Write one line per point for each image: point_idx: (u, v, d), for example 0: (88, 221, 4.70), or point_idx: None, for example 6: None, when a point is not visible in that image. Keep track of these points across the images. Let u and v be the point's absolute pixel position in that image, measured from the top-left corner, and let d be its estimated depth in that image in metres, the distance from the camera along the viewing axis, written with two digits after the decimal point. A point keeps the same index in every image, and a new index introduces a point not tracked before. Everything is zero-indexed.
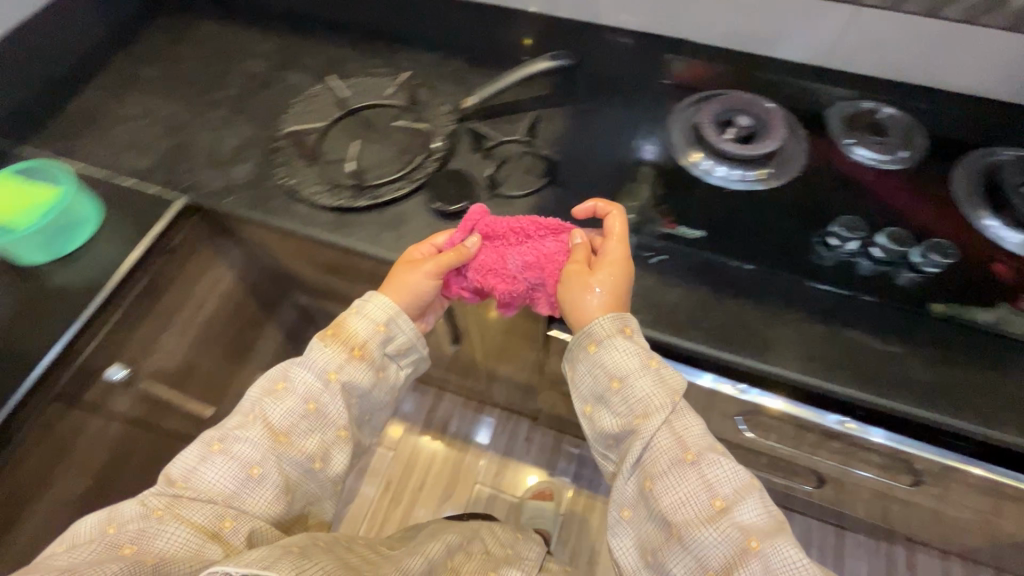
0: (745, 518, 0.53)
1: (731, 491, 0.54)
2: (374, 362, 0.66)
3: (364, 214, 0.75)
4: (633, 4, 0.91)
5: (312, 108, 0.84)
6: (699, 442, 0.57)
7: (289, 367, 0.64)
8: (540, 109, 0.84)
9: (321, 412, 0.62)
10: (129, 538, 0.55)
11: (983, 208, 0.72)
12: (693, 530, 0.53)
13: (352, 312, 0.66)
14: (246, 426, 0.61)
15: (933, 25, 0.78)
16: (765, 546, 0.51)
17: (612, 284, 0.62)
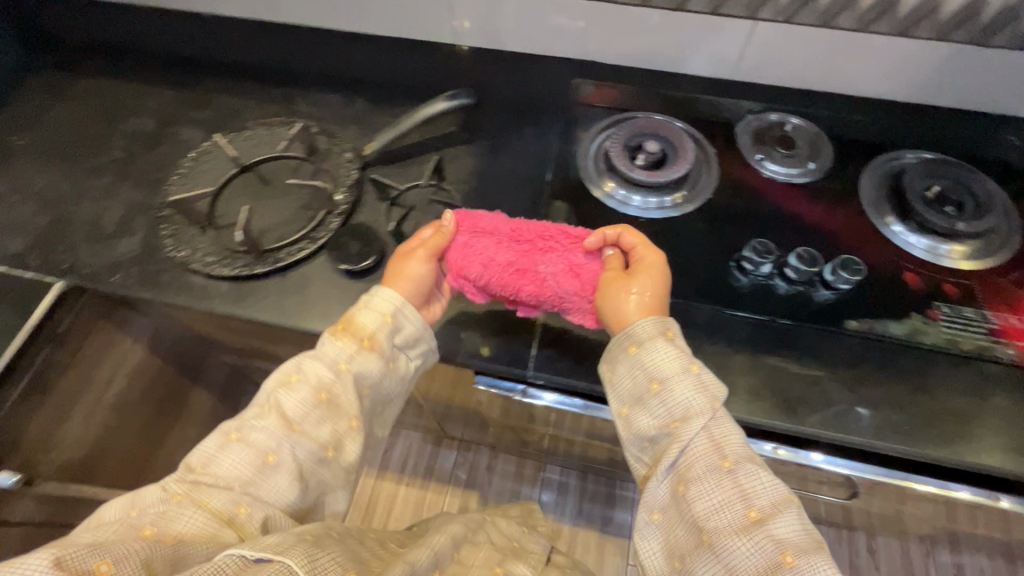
0: (782, 530, 0.50)
1: (768, 503, 0.51)
2: (385, 354, 0.63)
3: (264, 282, 0.70)
4: (535, 30, 0.89)
5: (202, 168, 0.78)
6: (741, 452, 0.54)
7: (307, 357, 0.62)
8: (447, 149, 0.81)
9: (333, 401, 0.59)
10: (149, 520, 0.51)
11: (891, 214, 0.73)
12: (726, 538, 0.50)
13: (360, 305, 0.65)
14: (265, 415, 0.58)
15: (832, 35, 0.78)
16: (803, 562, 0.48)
17: (650, 285, 0.62)
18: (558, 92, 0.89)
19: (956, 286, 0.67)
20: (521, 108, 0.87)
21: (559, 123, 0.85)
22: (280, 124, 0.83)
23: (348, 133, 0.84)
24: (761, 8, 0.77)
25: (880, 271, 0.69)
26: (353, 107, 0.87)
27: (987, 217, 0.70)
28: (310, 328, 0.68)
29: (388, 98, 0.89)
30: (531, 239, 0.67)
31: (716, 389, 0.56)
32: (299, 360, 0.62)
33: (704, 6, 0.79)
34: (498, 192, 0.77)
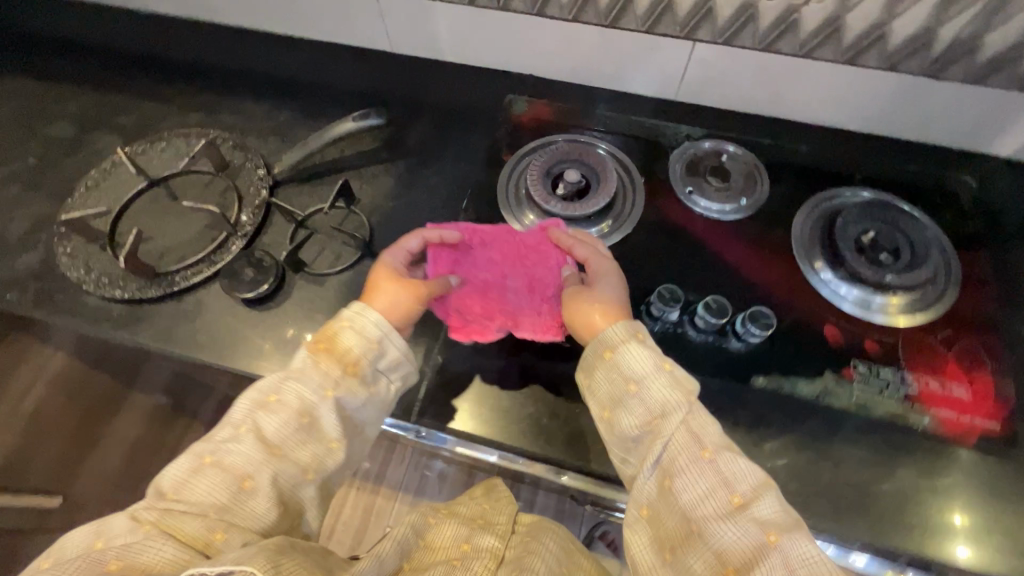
0: (764, 513, 0.46)
1: (748, 487, 0.47)
2: (370, 379, 0.58)
3: (159, 306, 0.68)
4: (469, 40, 0.84)
5: (110, 180, 0.76)
6: (720, 440, 0.49)
7: (289, 375, 0.56)
8: (364, 169, 0.78)
9: (315, 425, 0.54)
10: (114, 553, 0.46)
11: (822, 262, 0.68)
12: (713, 526, 0.46)
13: (342, 324, 0.58)
14: (240, 437, 0.53)
15: (774, 60, 0.72)
16: (792, 549, 0.43)
17: (599, 301, 0.58)
18: (491, 109, 0.85)
19: (877, 344, 0.63)
20: (450, 124, 0.83)
21: (486, 144, 0.81)
22: (197, 135, 0.80)
23: (266, 147, 0.81)
24: (699, 27, 0.72)
25: (799, 322, 0.64)
26: (276, 117, 0.84)
27: (922, 267, 0.65)
28: (199, 358, 0.66)
29: (315, 109, 0.85)
30: (505, 251, 0.64)
31: (687, 381, 0.52)
32: (278, 378, 0.56)
33: (639, 23, 0.74)
34: (410, 219, 0.75)
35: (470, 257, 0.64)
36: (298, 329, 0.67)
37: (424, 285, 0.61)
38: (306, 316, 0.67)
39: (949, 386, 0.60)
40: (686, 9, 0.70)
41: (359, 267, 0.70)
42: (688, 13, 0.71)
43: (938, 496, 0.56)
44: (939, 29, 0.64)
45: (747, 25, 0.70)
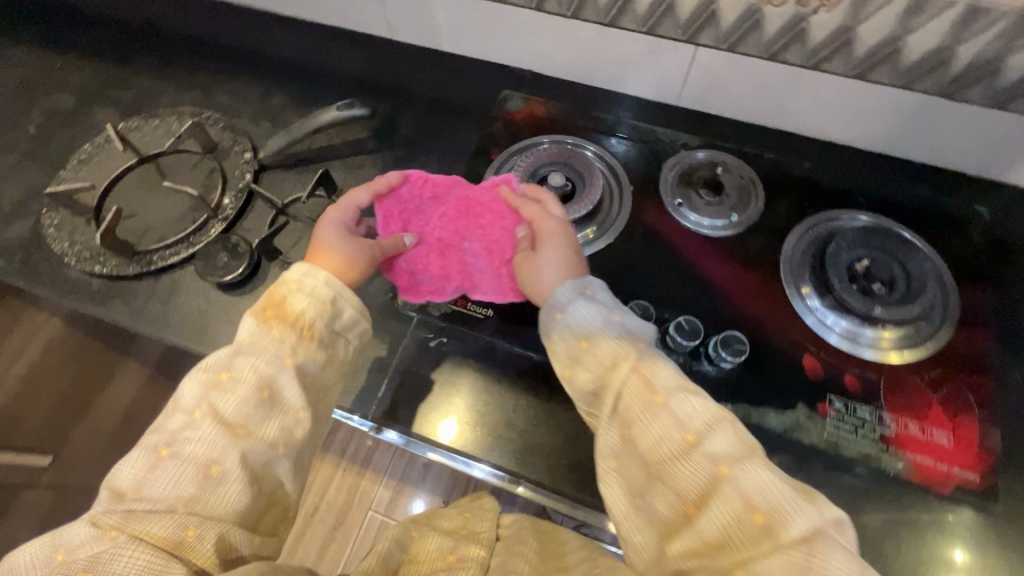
0: (717, 446, 0.43)
1: (701, 421, 0.44)
2: (329, 343, 0.56)
3: (136, 283, 0.69)
4: (467, 32, 0.82)
5: (102, 155, 0.77)
6: (674, 379, 0.47)
7: (240, 350, 0.53)
8: (349, 159, 0.77)
9: (277, 397, 0.52)
10: (81, 565, 0.42)
11: (810, 288, 0.64)
12: (670, 466, 0.44)
13: (289, 288, 0.56)
14: (196, 424, 0.50)
15: (778, 69, 0.69)
16: (747, 479, 0.41)
17: (553, 256, 0.58)
18: (485, 105, 0.83)
19: (858, 380, 0.60)
20: (442, 117, 0.82)
21: (476, 140, 0.79)
22: (190, 115, 0.80)
23: (257, 132, 0.81)
24: (700, 32, 0.68)
25: (776, 350, 0.62)
26: (270, 102, 0.83)
27: (917, 301, 0.61)
28: (169, 338, 0.67)
29: (309, 95, 0.84)
30: (458, 209, 0.65)
31: (635, 329, 0.51)
32: (228, 353, 0.53)
33: (639, 24, 0.70)
34: None
35: (423, 215, 0.65)
36: None
37: (376, 242, 0.61)
38: None
39: (929, 431, 0.56)
40: (688, 12, 0.66)
41: None
42: (690, 17, 0.66)
43: (902, 548, 0.53)
44: (958, 48, 0.59)
45: (752, 32, 0.65)
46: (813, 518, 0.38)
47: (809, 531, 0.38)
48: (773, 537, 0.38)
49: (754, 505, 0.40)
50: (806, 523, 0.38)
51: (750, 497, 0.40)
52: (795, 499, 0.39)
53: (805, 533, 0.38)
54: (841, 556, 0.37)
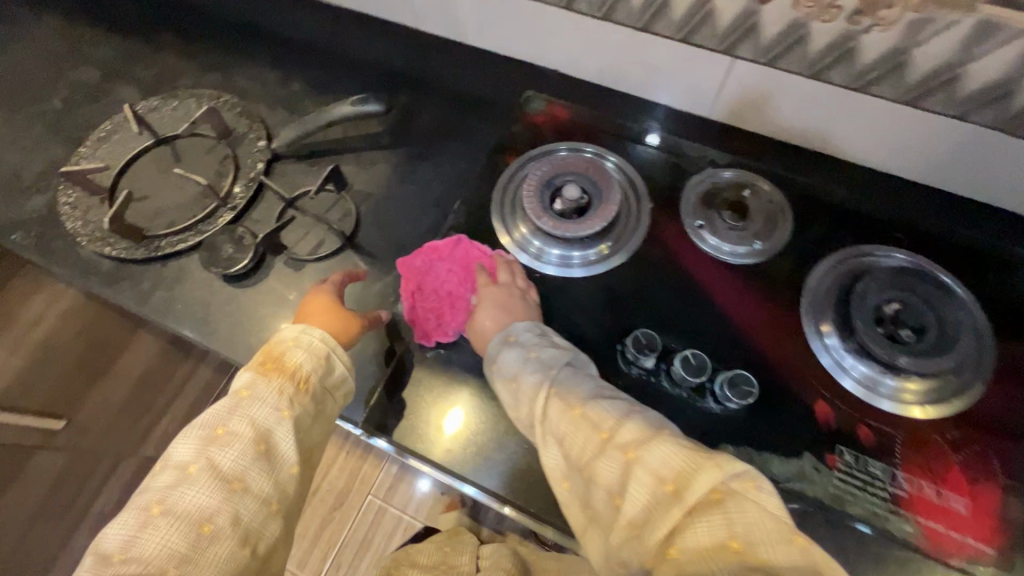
0: (626, 437, 0.46)
1: (612, 418, 0.48)
2: (322, 396, 0.58)
3: (144, 268, 0.69)
4: (493, 26, 0.78)
5: (120, 134, 0.77)
6: (585, 393, 0.51)
7: (239, 403, 0.54)
8: (362, 153, 0.75)
9: (271, 453, 0.53)
10: None
11: (830, 329, 0.60)
12: (595, 464, 0.46)
13: (287, 344, 0.58)
14: (190, 479, 0.50)
15: (820, 88, 0.64)
16: (653, 456, 0.43)
17: (505, 300, 0.62)
18: (506, 104, 0.79)
19: (872, 432, 0.56)
20: (461, 114, 0.79)
21: (493, 141, 0.76)
22: (208, 98, 0.80)
23: (273, 118, 0.79)
24: (739, 44, 0.63)
25: (787, 392, 0.58)
26: (288, 88, 0.82)
27: (949, 355, 0.57)
28: (170, 325, 0.67)
29: (328, 83, 0.83)
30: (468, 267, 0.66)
31: (553, 357, 0.55)
32: (225, 405, 0.54)
33: (674, 31, 0.66)
34: (399, 214, 0.72)
35: (432, 272, 0.65)
36: (266, 312, 0.66)
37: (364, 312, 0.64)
38: (276, 300, 0.67)
39: (945, 495, 0.53)
40: (727, 22, 0.61)
41: (338, 257, 0.68)
42: (729, 27, 0.62)
43: None
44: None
45: (795, 48, 0.61)
46: (713, 477, 0.40)
47: (712, 487, 0.40)
48: (683, 501, 0.41)
49: (662, 475, 0.42)
50: (710, 482, 0.40)
51: (660, 472, 0.42)
52: (696, 459, 0.42)
53: (712, 489, 0.40)
54: (747, 504, 0.39)
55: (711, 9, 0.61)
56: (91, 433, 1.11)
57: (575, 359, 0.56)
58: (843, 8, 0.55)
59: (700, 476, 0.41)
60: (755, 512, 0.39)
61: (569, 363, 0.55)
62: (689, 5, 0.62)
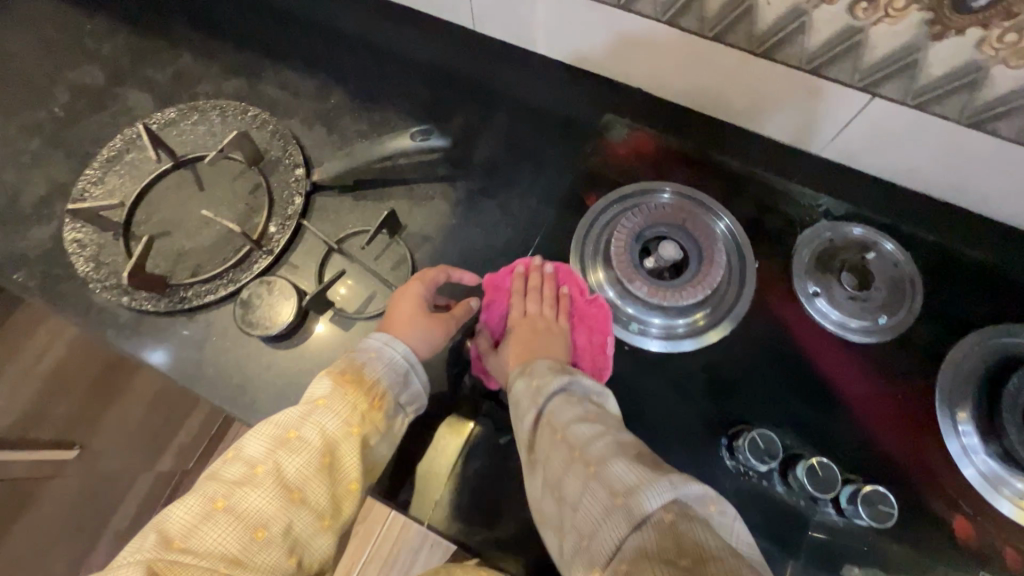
0: (596, 454, 0.42)
1: (589, 435, 0.44)
2: (393, 417, 0.51)
3: (168, 320, 0.60)
4: (568, 35, 0.67)
5: (133, 155, 0.66)
6: (573, 412, 0.47)
7: (314, 410, 0.48)
8: (416, 186, 0.65)
9: (337, 466, 0.47)
10: None
11: (970, 423, 0.53)
12: (566, 482, 0.43)
13: (368, 354, 0.52)
14: (257, 480, 0.45)
15: (977, 141, 0.53)
16: (616, 475, 0.40)
17: (527, 338, 0.56)
18: (579, 129, 0.68)
19: (1021, 556, 0.49)
20: (527, 139, 0.68)
21: (567, 175, 0.66)
22: (234, 111, 0.68)
23: (309, 137, 0.68)
24: (885, 82, 0.52)
25: (921, 506, 0.51)
26: (326, 100, 0.70)
27: None
28: (199, 392, 0.58)
29: (371, 94, 0.71)
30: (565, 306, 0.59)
31: (548, 379, 0.50)
32: (297, 410, 0.48)
33: (801, 61, 0.54)
34: (460, 263, 0.62)
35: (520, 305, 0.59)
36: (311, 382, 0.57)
37: (453, 316, 0.57)
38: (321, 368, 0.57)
39: None
40: (877, 57, 0.50)
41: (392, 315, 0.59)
42: (877, 63, 0.51)
43: None
44: None
45: (959, 93, 0.50)
46: (665, 493, 0.37)
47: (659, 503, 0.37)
48: (628, 515, 0.37)
49: (617, 492, 0.39)
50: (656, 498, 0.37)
51: (619, 486, 0.39)
52: (653, 475, 0.39)
53: (662, 507, 0.37)
54: (694, 526, 0.35)
55: (860, 41, 0.50)
56: (104, 455, 1.04)
57: (578, 380, 0.50)
58: None
59: (649, 488, 0.38)
60: (703, 531, 0.35)
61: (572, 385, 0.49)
62: (832, 33, 0.50)
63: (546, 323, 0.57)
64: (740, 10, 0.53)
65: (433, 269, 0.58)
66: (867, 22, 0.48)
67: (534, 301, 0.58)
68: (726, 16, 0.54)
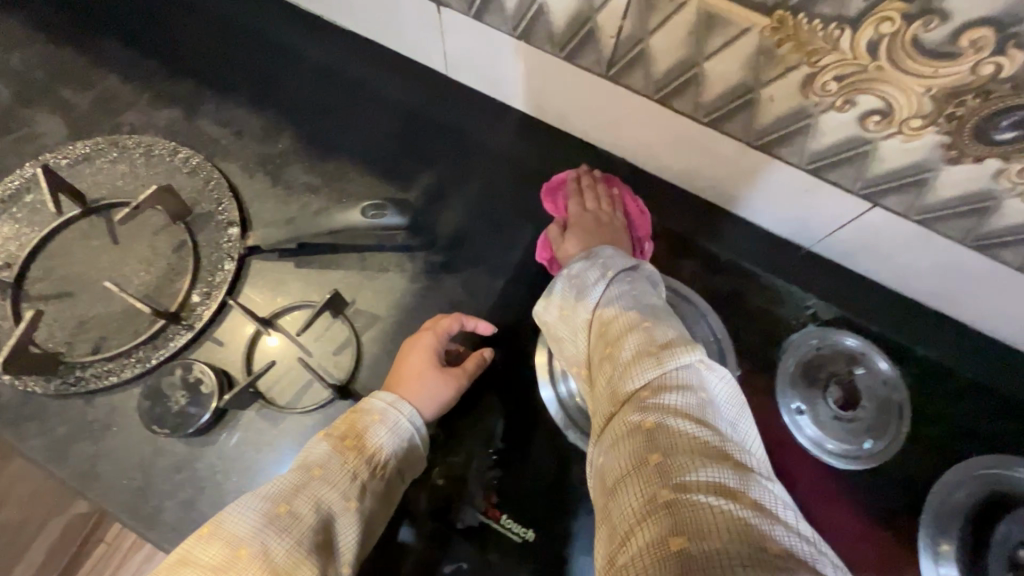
0: (617, 331, 0.42)
1: (619, 309, 0.44)
2: (394, 485, 0.46)
3: (58, 402, 0.51)
4: (549, 97, 0.60)
5: (34, 196, 0.57)
6: (618, 289, 0.46)
7: (309, 482, 0.42)
8: (369, 253, 0.57)
9: (331, 546, 0.41)
10: None
11: (952, 562, 0.49)
12: (591, 350, 0.44)
13: (371, 418, 0.46)
14: (239, 566, 0.38)
15: (979, 262, 0.49)
16: (619, 351, 0.41)
17: (594, 230, 0.56)
18: None
19: None
20: (498, 204, 0.61)
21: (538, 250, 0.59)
22: (162, 152, 0.59)
23: (249, 185, 0.60)
24: (888, 193, 0.48)
25: None
26: (273, 143, 0.62)
27: None
28: (91, 492, 0.49)
29: (326, 140, 0.62)
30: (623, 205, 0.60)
31: (616, 260, 0.49)
32: (290, 477, 0.42)
33: (802, 159, 0.49)
34: None
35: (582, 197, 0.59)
36: (228, 488, 0.49)
37: (463, 369, 0.52)
38: (242, 472, 0.50)
39: None
40: (884, 169, 0.46)
41: (333, 406, 0.52)
42: (884, 174, 0.46)
43: None
44: None
45: (968, 217, 0.46)
46: (651, 372, 0.38)
47: (642, 385, 0.38)
48: (615, 395, 0.39)
49: (614, 367, 0.40)
50: (642, 378, 0.38)
51: (618, 360, 0.40)
52: (644, 348, 0.40)
53: (644, 384, 0.38)
54: (666, 402, 0.36)
55: (868, 150, 0.45)
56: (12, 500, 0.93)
57: (637, 265, 0.49)
58: None
59: (633, 368, 0.39)
60: (676, 405, 0.36)
61: (634, 270, 0.49)
62: (840, 138, 0.45)
63: (606, 218, 0.58)
64: (740, 102, 0.47)
65: (444, 317, 0.53)
66: (878, 135, 0.43)
67: (592, 200, 0.59)
68: (723, 104, 0.48)
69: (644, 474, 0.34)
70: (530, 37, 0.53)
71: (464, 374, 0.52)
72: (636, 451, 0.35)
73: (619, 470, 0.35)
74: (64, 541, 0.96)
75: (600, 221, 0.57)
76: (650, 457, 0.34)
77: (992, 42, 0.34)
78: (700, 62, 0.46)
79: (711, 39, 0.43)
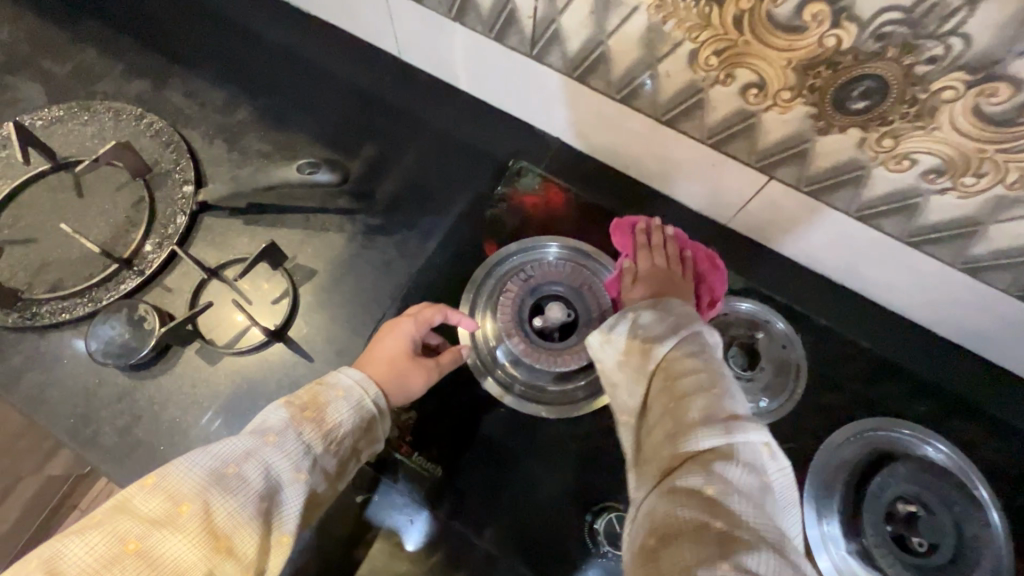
0: (687, 387, 0.41)
1: (691, 370, 0.42)
2: (345, 463, 0.45)
3: (19, 336, 0.56)
4: (486, 78, 0.64)
5: (7, 152, 0.62)
6: (688, 347, 0.44)
7: (261, 448, 0.41)
8: (314, 214, 0.62)
9: (272, 511, 0.40)
10: None
11: (833, 516, 0.52)
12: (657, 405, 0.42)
13: (335, 393, 0.46)
14: (179, 523, 0.37)
15: (866, 232, 0.53)
16: (685, 412, 0.40)
17: (664, 279, 0.53)
18: (492, 169, 0.66)
19: None
20: (437, 174, 0.66)
21: (472, 217, 0.64)
22: (129, 117, 0.65)
23: (207, 150, 0.65)
24: (778, 166, 0.52)
25: None
26: (232, 113, 0.67)
27: None
28: (42, 417, 0.54)
29: (283, 112, 0.68)
30: (695, 257, 0.57)
31: (687, 319, 0.46)
32: (243, 440, 0.41)
33: (703, 133, 0.53)
34: (346, 306, 0.59)
35: (651, 246, 0.57)
36: (167, 418, 0.54)
37: (435, 360, 0.54)
38: (181, 404, 0.54)
39: None
40: (771, 141, 0.50)
41: (269, 348, 0.56)
42: (771, 147, 0.50)
43: None
44: None
45: (846, 187, 0.50)
46: (716, 439, 0.38)
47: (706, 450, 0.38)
48: (674, 450, 0.38)
49: (678, 424, 0.39)
50: (709, 444, 0.38)
51: (682, 421, 0.39)
52: (712, 413, 0.39)
53: (708, 449, 0.38)
54: (730, 474, 0.36)
55: (754, 123, 0.49)
56: None
57: (708, 328, 0.45)
58: (919, 162, 0.44)
59: (699, 432, 0.38)
60: (740, 481, 0.36)
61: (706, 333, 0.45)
62: (728, 112, 0.50)
63: (674, 268, 0.55)
64: (643, 78, 0.51)
65: (428, 308, 0.56)
66: (758, 108, 0.47)
67: (660, 257, 0.56)
68: (631, 80, 0.53)
69: (704, 541, 0.33)
70: (463, 19, 0.58)
71: (437, 365, 0.54)
72: (697, 513, 0.35)
73: (676, 529, 0.34)
74: (39, 500, 1.01)
75: (673, 272, 0.54)
76: (710, 521, 0.34)
77: (828, 16, 0.38)
78: (604, 40, 0.50)
79: (609, 18, 0.48)
